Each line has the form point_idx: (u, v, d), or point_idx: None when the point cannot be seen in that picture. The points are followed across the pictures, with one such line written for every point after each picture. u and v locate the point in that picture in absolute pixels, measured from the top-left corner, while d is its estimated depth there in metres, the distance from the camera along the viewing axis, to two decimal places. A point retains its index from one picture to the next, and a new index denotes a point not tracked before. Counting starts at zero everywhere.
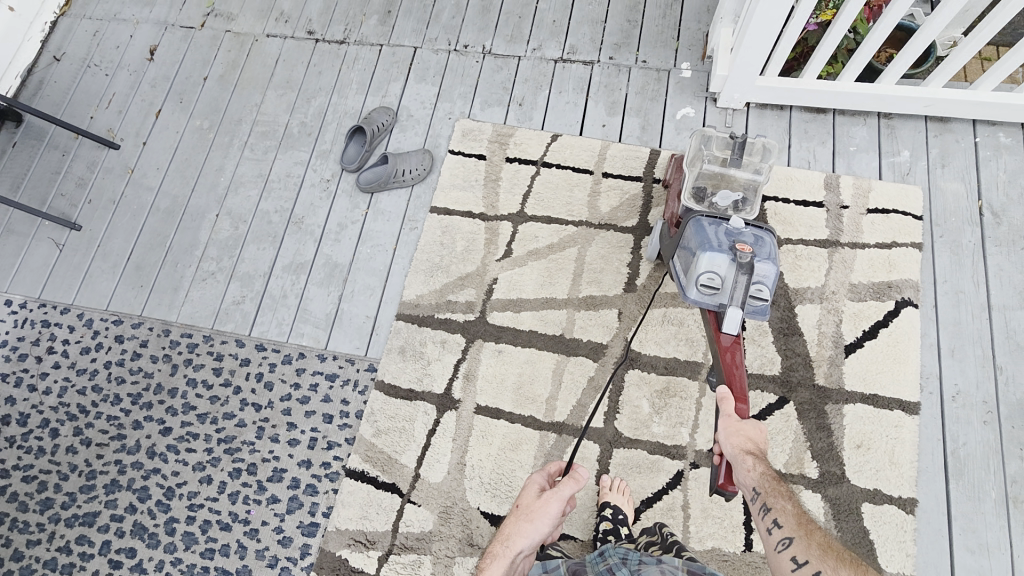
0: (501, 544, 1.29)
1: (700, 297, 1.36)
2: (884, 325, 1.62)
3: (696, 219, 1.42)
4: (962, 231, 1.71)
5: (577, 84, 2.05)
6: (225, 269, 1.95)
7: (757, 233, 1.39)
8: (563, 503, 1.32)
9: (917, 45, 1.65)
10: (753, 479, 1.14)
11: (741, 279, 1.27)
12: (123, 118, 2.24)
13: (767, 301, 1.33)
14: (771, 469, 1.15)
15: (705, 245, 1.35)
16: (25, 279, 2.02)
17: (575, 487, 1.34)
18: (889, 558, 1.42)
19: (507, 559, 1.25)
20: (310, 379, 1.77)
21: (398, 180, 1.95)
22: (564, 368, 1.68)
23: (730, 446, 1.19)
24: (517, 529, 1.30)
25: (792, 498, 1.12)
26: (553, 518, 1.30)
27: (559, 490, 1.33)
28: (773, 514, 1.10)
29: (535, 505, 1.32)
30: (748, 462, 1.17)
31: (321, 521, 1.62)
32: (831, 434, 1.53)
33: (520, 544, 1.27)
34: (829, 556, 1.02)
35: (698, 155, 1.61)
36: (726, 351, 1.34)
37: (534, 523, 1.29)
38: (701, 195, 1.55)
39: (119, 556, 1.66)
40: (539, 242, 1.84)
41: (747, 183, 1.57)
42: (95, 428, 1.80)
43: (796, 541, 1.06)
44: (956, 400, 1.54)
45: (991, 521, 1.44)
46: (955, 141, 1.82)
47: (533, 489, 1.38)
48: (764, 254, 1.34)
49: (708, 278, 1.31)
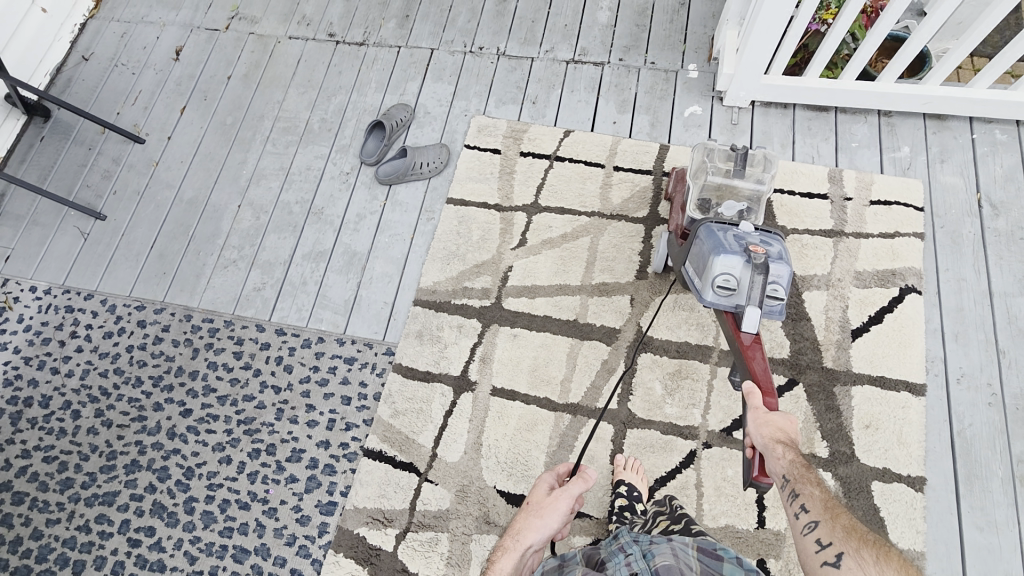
0: (510, 538, 1.24)
1: (716, 299, 1.39)
2: (889, 310, 1.67)
3: (705, 226, 1.46)
4: (962, 222, 1.77)
5: (589, 84, 2.13)
6: (246, 257, 2.01)
7: (766, 236, 1.44)
8: (572, 500, 1.28)
9: (910, 52, 1.77)
10: (782, 466, 1.11)
11: (757, 279, 1.31)
12: (148, 114, 2.32)
13: (783, 300, 1.36)
14: (801, 457, 1.12)
15: (718, 247, 1.37)
16: (50, 266, 2.07)
17: (584, 486, 1.31)
18: (900, 534, 1.44)
19: (516, 552, 1.20)
20: (329, 362, 1.81)
21: (416, 173, 2.02)
22: (578, 351, 1.73)
23: (759, 435, 1.16)
24: (528, 523, 1.25)
25: (821, 484, 1.08)
26: (563, 515, 1.26)
27: (567, 488, 1.30)
28: (801, 499, 1.07)
29: (545, 501, 1.28)
30: (778, 450, 1.13)
31: (339, 500, 1.65)
32: (840, 415, 1.57)
33: (529, 538, 1.22)
34: (852, 538, 0.99)
35: (702, 167, 1.66)
36: (747, 350, 1.34)
37: (544, 519, 1.25)
38: (706, 207, 1.58)
39: (138, 534, 1.67)
40: (552, 231, 1.90)
41: (750, 193, 1.61)
42: (117, 409, 1.83)
43: (821, 523, 1.03)
44: (961, 382, 1.58)
45: (999, 499, 1.46)
46: (953, 138, 1.89)
47: (543, 487, 1.35)
48: (776, 255, 1.38)
49: (723, 279, 1.35)
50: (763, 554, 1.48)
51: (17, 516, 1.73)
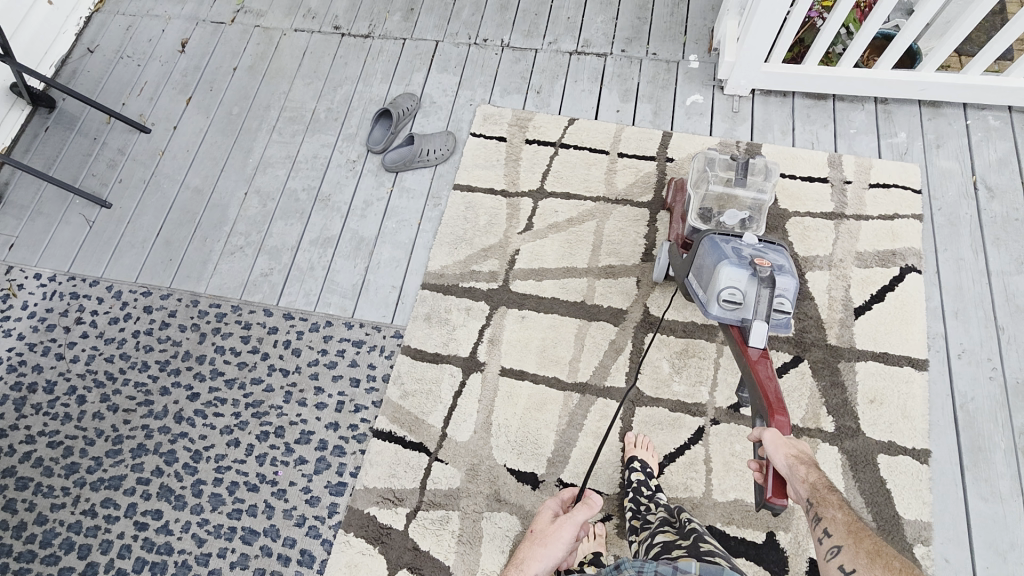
0: (517, 567, 1.34)
1: (722, 313, 1.38)
2: (890, 289, 1.70)
3: (709, 237, 1.47)
4: (958, 204, 1.82)
5: (592, 74, 2.17)
6: (253, 243, 2.01)
7: (770, 249, 1.45)
8: (576, 527, 1.37)
9: (898, 47, 1.84)
10: (805, 489, 1.08)
11: (764, 293, 1.31)
12: (154, 104, 2.33)
13: (788, 313, 1.36)
14: (824, 477, 1.10)
15: (724, 260, 1.37)
16: (55, 253, 2.07)
17: (588, 513, 1.39)
18: (907, 505, 1.46)
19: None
20: (337, 345, 1.82)
21: (423, 159, 2.04)
22: (586, 332, 1.74)
23: (781, 456, 1.11)
24: (532, 553, 1.35)
25: (843, 505, 1.07)
26: (567, 542, 1.35)
27: (571, 515, 1.39)
28: (823, 524, 1.07)
29: (548, 530, 1.38)
30: (801, 472, 1.09)
31: (349, 480, 1.65)
32: (845, 390, 1.59)
33: (533, 567, 1.32)
34: (877, 566, 0.98)
35: (703, 177, 1.69)
36: (755, 365, 1.31)
37: (548, 548, 1.34)
38: (708, 215, 1.60)
39: (145, 518, 1.66)
40: (558, 216, 1.92)
41: (751, 202, 1.64)
42: (123, 394, 1.82)
43: (844, 549, 1.04)
44: (962, 357, 1.61)
45: (1001, 470, 1.49)
46: (948, 124, 1.94)
47: (547, 514, 1.44)
48: (780, 267, 1.39)
49: (729, 293, 1.34)
50: (772, 527, 1.49)
51: (20, 501, 1.71)
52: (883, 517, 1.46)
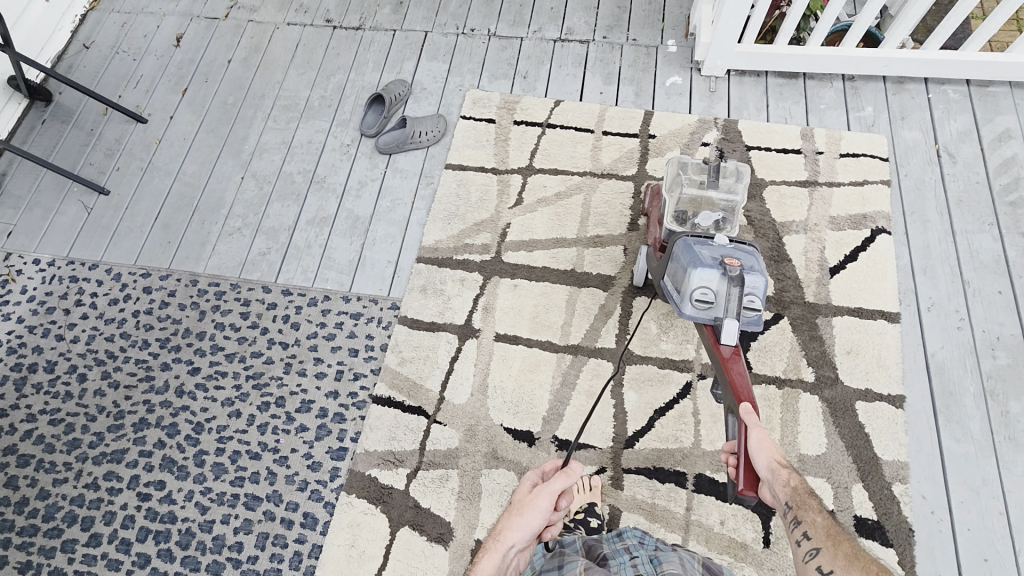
0: (493, 538, 1.22)
1: (695, 313, 1.41)
2: (863, 249, 1.79)
3: (683, 238, 1.48)
4: (924, 170, 1.93)
5: (576, 59, 2.27)
6: (251, 225, 2.07)
7: (742, 247, 1.46)
8: (553, 497, 1.23)
9: (862, 25, 1.96)
10: (785, 493, 1.08)
11: (734, 291, 1.33)
12: (150, 96, 2.38)
13: (759, 310, 1.38)
14: (804, 483, 1.10)
15: (696, 261, 1.39)
16: (54, 239, 2.10)
17: (567, 483, 1.25)
18: (884, 447, 1.54)
19: (498, 553, 1.18)
20: (335, 318, 1.87)
21: (415, 141, 2.12)
22: (577, 297, 1.81)
23: (763, 459, 1.14)
24: (508, 523, 1.24)
25: (822, 510, 1.07)
26: (544, 512, 1.22)
27: (548, 484, 1.25)
28: (803, 526, 1.06)
29: (524, 499, 1.26)
30: (782, 475, 1.11)
31: (349, 445, 1.69)
32: (823, 343, 1.67)
33: (510, 538, 1.20)
34: (854, 568, 0.97)
35: (676, 180, 1.64)
36: (728, 363, 1.34)
37: (525, 516, 1.23)
38: (683, 217, 1.59)
39: (148, 489, 1.68)
40: (547, 190, 2.00)
41: (724, 204, 1.61)
42: (123, 371, 1.85)
43: (822, 551, 1.02)
44: (931, 310, 1.70)
45: (972, 412, 1.57)
46: (911, 99, 2.06)
47: (526, 485, 1.32)
48: (751, 266, 1.40)
49: (702, 293, 1.36)
50: None
51: (22, 477, 1.73)
52: (862, 459, 1.53)
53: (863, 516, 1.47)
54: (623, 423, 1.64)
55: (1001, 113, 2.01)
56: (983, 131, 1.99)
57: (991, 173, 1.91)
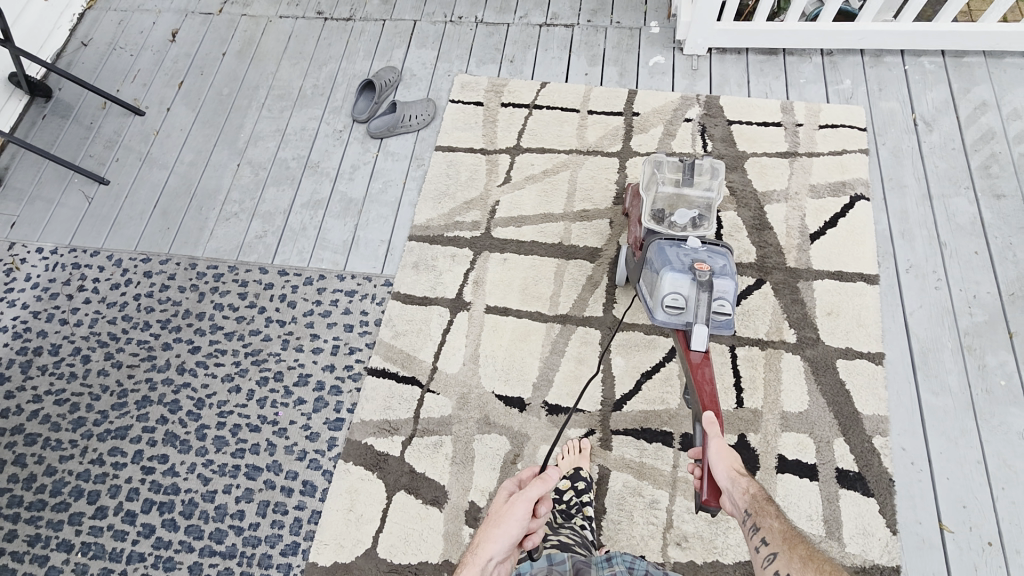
0: (471, 552, 1.10)
1: (667, 318, 1.45)
2: (842, 215, 1.84)
3: (657, 242, 1.51)
4: (901, 138, 1.97)
5: (561, 43, 2.32)
6: (247, 209, 2.12)
7: (714, 250, 1.49)
8: (530, 504, 1.12)
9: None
10: (745, 500, 1.10)
11: (703, 297, 1.38)
12: (147, 89, 2.44)
13: (730, 314, 1.42)
14: (762, 491, 1.11)
15: (667, 265, 1.42)
16: (57, 228, 2.16)
17: (544, 488, 1.15)
18: (865, 402, 1.58)
19: (476, 567, 1.06)
20: (331, 295, 1.92)
21: (406, 125, 2.17)
22: (565, 269, 1.86)
23: (723, 469, 1.18)
24: (486, 534, 1.11)
25: (782, 516, 1.05)
26: (522, 521, 1.11)
27: (524, 491, 1.14)
28: (761, 532, 1.04)
29: (501, 508, 1.14)
30: (741, 483, 1.13)
31: (346, 416, 1.74)
32: (805, 306, 1.72)
33: (488, 549, 1.08)
34: (809, 569, 0.95)
35: (653, 179, 1.64)
36: (697, 368, 1.41)
37: (503, 527, 1.11)
38: (661, 216, 1.59)
39: (152, 462, 1.73)
40: (534, 168, 2.05)
41: (701, 201, 1.60)
42: (126, 351, 1.90)
43: (779, 555, 1.00)
44: (910, 271, 1.75)
45: (950, 367, 1.61)
46: (888, 71, 2.11)
47: (502, 495, 1.21)
48: (721, 269, 1.44)
49: (673, 298, 1.40)
50: (744, 430, 1.58)
51: (29, 455, 1.78)
52: (844, 414, 1.57)
53: (844, 468, 1.51)
54: (610, 386, 1.69)
55: (976, 83, 2.06)
56: (959, 99, 2.04)
57: (966, 139, 1.96)
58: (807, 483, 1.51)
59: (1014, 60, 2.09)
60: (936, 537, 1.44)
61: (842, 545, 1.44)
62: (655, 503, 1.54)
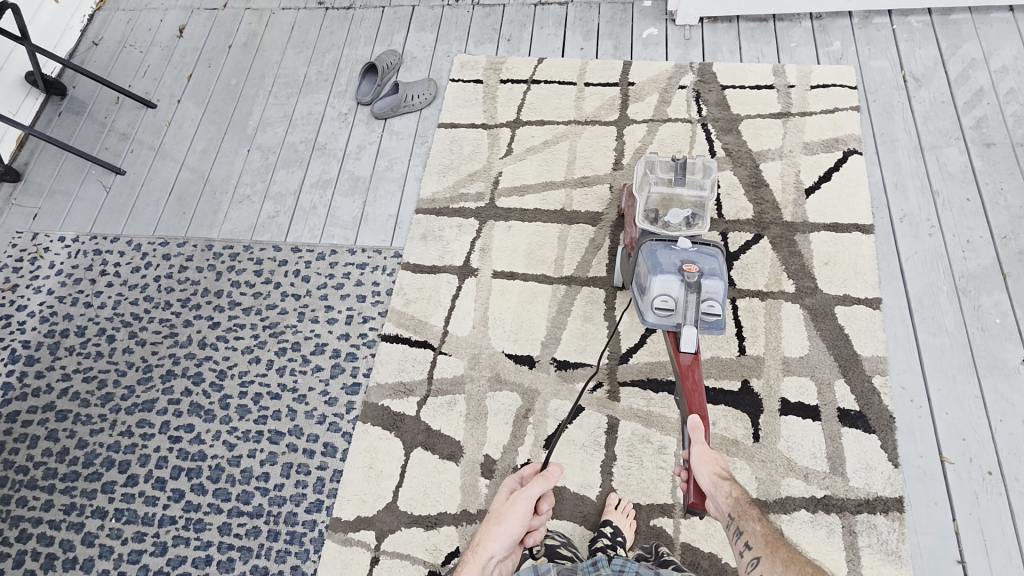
0: (474, 549, 1.29)
1: (658, 319, 1.49)
2: (836, 169, 1.89)
3: (648, 244, 1.55)
4: (891, 94, 2.02)
5: (556, 20, 2.38)
6: (259, 191, 2.20)
7: (705, 249, 1.53)
8: (531, 502, 1.30)
9: None
10: (728, 505, 1.21)
11: (691, 298, 1.43)
12: (158, 83, 2.53)
13: (719, 314, 1.46)
14: (744, 494, 1.23)
15: (656, 268, 1.47)
16: (77, 217, 2.24)
17: (544, 487, 1.32)
18: (864, 345, 1.63)
19: (477, 564, 1.25)
20: (343, 269, 1.99)
21: (408, 105, 2.24)
22: (568, 233, 1.93)
23: (707, 474, 1.25)
24: (488, 533, 1.29)
25: (761, 519, 1.19)
26: (522, 518, 1.29)
27: (525, 490, 1.32)
28: (745, 537, 1.17)
29: (502, 507, 1.31)
30: (725, 488, 1.23)
31: (362, 380, 1.80)
32: (803, 257, 1.77)
33: (489, 548, 1.26)
34: (790, 571, 1.09)
35: (645, 180, 1.64)
36: (687, 370, 1.45)
37: (504, 525, 1.29)
38: (654, 216, 1.60)
39: (179, 432, 1.81)
40: (535, 140, 2.12)
41: (694, 200, 1.60)
42: (149, 329, 1.98)
43: (763, 559, 1.13)
44: (904, 221, 1.79)
45: (946, 309, 1.66)
46: (877, 31, 2.16)
47: (504, 491, 1.38)
48: (711, 270, 1.48)
49: (662, 300, 1.45)
50: (746, 375, 1.63)
51: (61, 430, 1.85)
52: (844, 356, 1.62)
53: (846, 408, 1.57)
54: (616, 341, 1.74)
55: (964, 39, 2.10)
56: (947, 55, 2.08)
57: (956, 92, 2.00)
58: (810, 423, 1.56)
59: (1000, 15, 2.13)
60: (937, 469, 1.49)
61: (846, 480, 1.49)
62: (664, 448, 1.61)
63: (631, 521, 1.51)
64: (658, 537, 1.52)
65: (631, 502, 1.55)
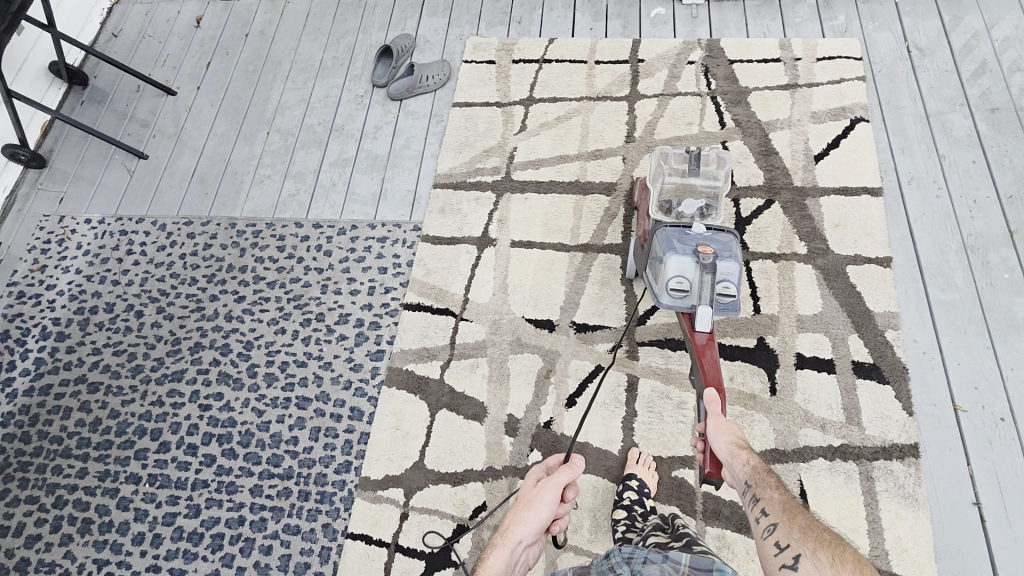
0: (500, 534, 1.20)
1: (673, 301, 1.50)
2: (844, 137, 1.94)
3: (662, 229, 1.56)
4: (896, 65, 2.07)
5: (565, 2, 2.43)
6: (279, 171, 2.25)
7: (719, 234, 1.54)
8: (559, 489, 1.24)
9: None
10: (745, 473, 1.20)
11: (706, 279, 1.43)
12: (177, 71, 2.59)
13: (734, 295, 1.48)
14: (762, 464, 1.21)
15: (670, 251, 1.48)
16: (103, 200, 2.30)
17: (572, 475, 1.28)
18: (875, 302, 1.67)
19: (506, 548, 1.16)
20: (364, 243, 2.04)
21: (423, 86, 2.30)
22: (583, 203, 1.98)
23: (723, 444, 1.25)
24: (516, 518, 1.22)
25: (780, 487, 1.15)
26: (551, 505, 1.22)
27: (554, 477, 1.27)
28: (761, 503, 1.13)
29: (531, 492, 1.25)
30: (742, 457, 1.22)
31: (386, 347, 1.85)
32: (813, 220, 1.82)
33: (518, 533, 1.18)
34: (808, 538, 1.04)
35: (659, 172, 1.70)
36: (702, 349, 1.46)
37: (532, 511, 1.22)
38: (668, 207, 1.65)
39: (209, 400, 1.85)
40: (548, 116, 2.17)
41: (708, 190, 1.66)
42: (176, 305, 2.03)
43: (779, 525, 1.08)
44: (912, 183, 1.84)
45: (955, 266, 1.71)
46: (880, 6, 2.21)
47: (531, 479, 1.31)
48: (725, 252, 1.48)
49: (677, 282, 1.46)
50: (762, 332, 1.68)
51: (93, 401, 1.90)
52: (856, 313, 1.67)
53: (859, 360, 1.61)
54: (634, 303, 1.79)
55: (966, 12, 2.15)
56: (950, 26, 2.13)
57: (959, 62, 2.05)
58: (825, 376, 1.61)
59: None
60: (950, 417, 1.53)
61: (862, 429, 1.53)
62: (683, 403, 1.65)
63: (653, 473, 1.56)
64: (680, 487, 1.57)
65: (652, 455, 1.60)
